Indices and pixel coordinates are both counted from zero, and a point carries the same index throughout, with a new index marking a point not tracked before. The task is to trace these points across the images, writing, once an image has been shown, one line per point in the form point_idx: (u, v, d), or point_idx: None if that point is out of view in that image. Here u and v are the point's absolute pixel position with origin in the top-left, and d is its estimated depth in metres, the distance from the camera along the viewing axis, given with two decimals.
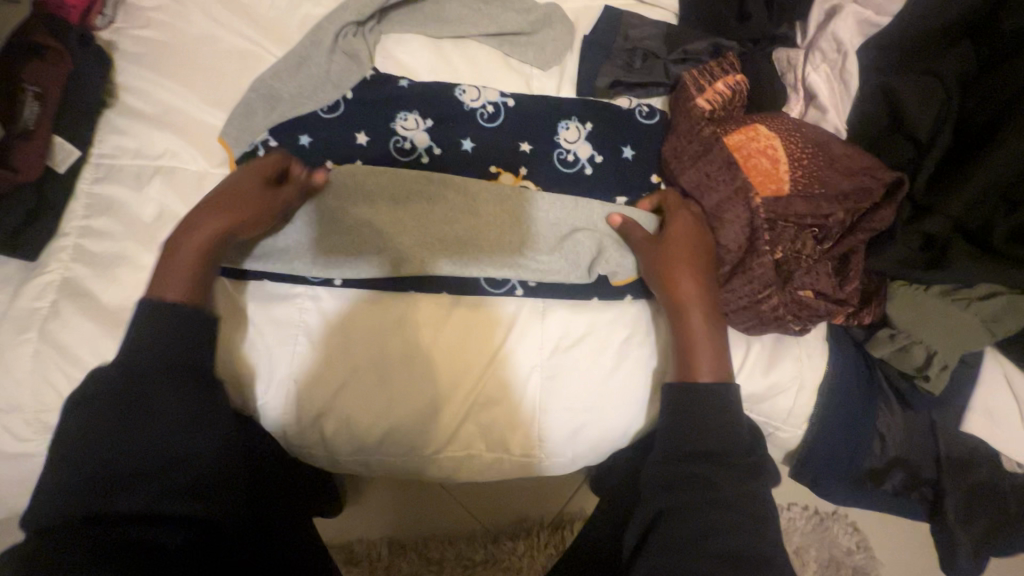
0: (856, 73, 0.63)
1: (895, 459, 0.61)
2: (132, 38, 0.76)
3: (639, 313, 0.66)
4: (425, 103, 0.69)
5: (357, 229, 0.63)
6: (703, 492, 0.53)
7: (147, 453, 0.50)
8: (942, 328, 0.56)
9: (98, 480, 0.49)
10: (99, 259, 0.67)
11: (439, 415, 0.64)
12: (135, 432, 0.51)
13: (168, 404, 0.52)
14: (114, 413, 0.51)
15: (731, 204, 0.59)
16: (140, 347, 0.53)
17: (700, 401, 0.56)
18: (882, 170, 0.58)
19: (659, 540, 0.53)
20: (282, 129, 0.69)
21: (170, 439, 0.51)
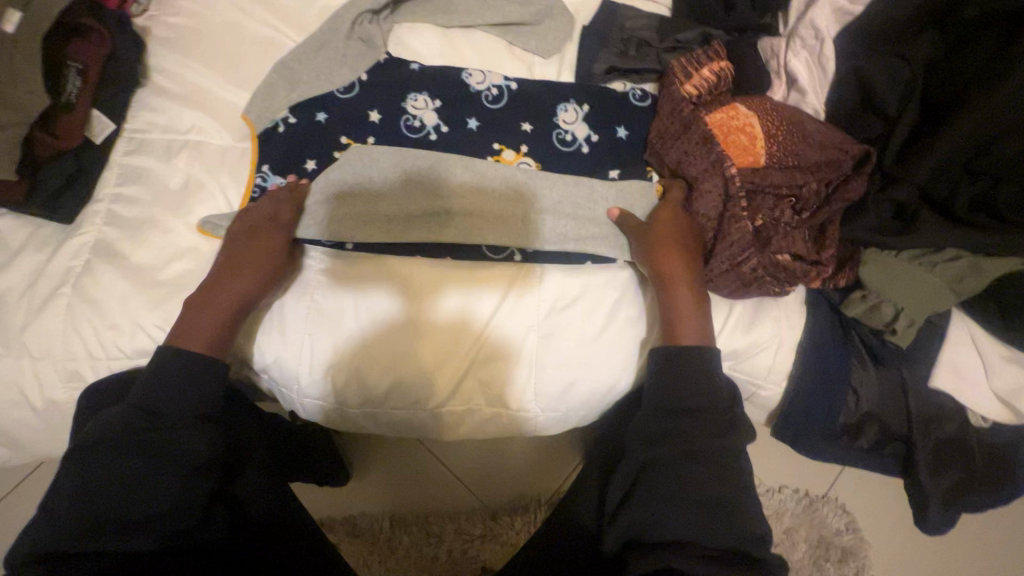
0: (832, 58, 0.68)
1: (870, 413, 0.66)
2: (165, 24, 0.82)
3: (630, 276, 0.71)
4: (435, 85, 0.74)
5: (371, 198, 0.68)
6: (685, 446, 0.57)
7: (151, 478, 0.56)
8: (911, 289, 0.60)
9: (100, 499, 0.54)
10: (130, 223, 0.72)
11: (441, 370, 0.68)
12: (121, 480, 0.55)
13: (151, 450, 0.56)
14: (129, 441, 0.57)
15: (710, 178, 0.65)
16: (157, 380, 0.59)
17: (687, 360, 0.60)
18: (852, 144, 0.63)
19: (644, 496, 0.58)
20: (302, 108, 0.75)
21: (153, 483, 0.56)
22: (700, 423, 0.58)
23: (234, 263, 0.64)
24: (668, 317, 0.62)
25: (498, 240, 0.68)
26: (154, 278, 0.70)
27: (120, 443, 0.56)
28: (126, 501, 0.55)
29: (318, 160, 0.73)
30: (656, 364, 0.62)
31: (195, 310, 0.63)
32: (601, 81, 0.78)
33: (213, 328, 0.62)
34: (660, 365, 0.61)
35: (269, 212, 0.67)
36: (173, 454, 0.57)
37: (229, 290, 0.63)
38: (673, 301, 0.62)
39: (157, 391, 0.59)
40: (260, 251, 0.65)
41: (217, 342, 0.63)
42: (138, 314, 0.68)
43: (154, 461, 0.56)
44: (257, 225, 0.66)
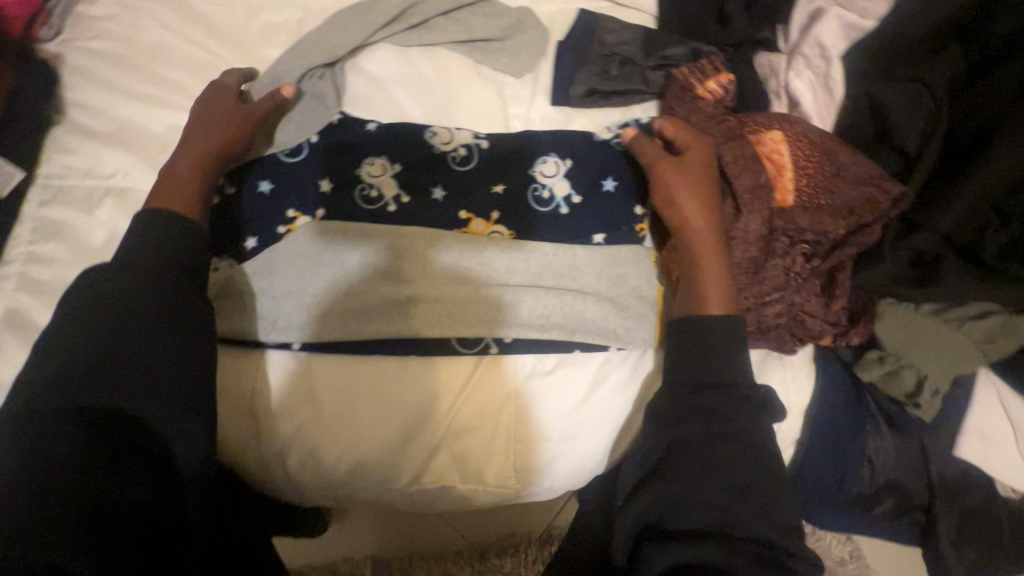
0: (840, 79, 0.60)
1: (887, 484, 0.58)
2: (81, 49, 0.72)
3: (630, 354, 0.62)
4: (394, 145, 0.64)
5: (343, 285, 0.60)
6: (739, 507, 0.49)
7: (132, 433, 0.47)
8: (935, 350, 0.53)
9: (76, 466, 0.44)
10: (47, 287, 0.63)
11: (410, 445, 0.60)
12: (125, 358, 0.48)
13: (163, 337, 0.50)
14: (80, 411, 0.46)
15: (753, 202, 0.55)
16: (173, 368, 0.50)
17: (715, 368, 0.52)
18: (889, 180, 0.54)
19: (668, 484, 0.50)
20: (236, 174, 0.64)
21: (160, 381, 0.49)
22: (723, 393, 0.52)
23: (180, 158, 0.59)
24: (688, 283, 0.55)
25: (474, 302, 0.60)
26: None
27: (89, 368, 0.47)
28: (112, 462, 0.45)
29: (261, 238, 0.62)
30: (670, 336, 0.55)
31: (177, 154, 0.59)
32: None
33: (175, 182, 0.58)
34: (671, 334, 0.55)
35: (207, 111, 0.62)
36: (149, 403, 0.48)
37: (181, 165, 0.59)
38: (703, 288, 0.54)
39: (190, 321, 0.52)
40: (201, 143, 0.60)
41: (176, 194, 0.57)
42: None
43: (130, 413, 0.47)
44: (200, 122, 0.62)
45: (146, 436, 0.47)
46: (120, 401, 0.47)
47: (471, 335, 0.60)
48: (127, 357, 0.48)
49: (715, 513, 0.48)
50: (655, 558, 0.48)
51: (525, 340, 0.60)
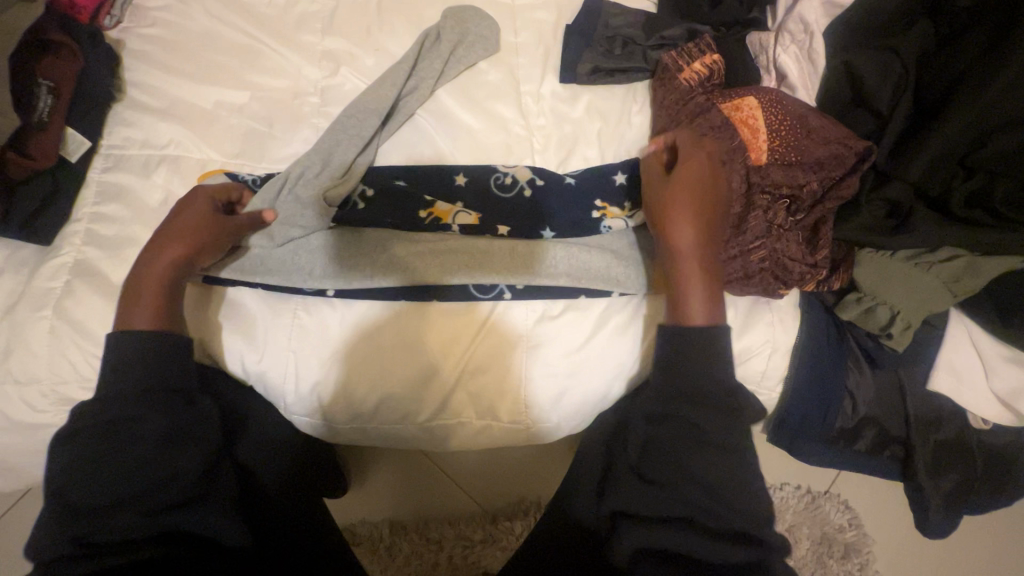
0: (822, 51, 0.66)
1: (868, 417, 0.64)
2: (139, 36, 0.81)
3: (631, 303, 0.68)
4: None
5: (377, 239, 0.68)
6: (705, 496, 0.52)
7: (136, 454, 0.53)
8: (906, 290, 0.59)
9: (81, 499, 0.52)
10: (110, 241, 0.70)
11: (432, 382, 0.67)
12: (138, 416, 0.55)
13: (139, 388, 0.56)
14: (121, 505, 0.52)
15: (730, 163, 0.61)
16: (158, 364, 0.57)
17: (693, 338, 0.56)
18: (854, 139, 0.61)
19: (649, 481, 0.55)
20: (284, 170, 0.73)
21: (171, 462, 0.54)
22: (714, 403, 0.55)
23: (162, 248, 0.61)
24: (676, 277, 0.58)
25: (491, 253, 0.67)
26: None
27: (112, 504, 0.52)
28: (85, 488, 0.52)
29: None
30: (665, 328, 0.57)
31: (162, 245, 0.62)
32: (588, 110, 0.76)
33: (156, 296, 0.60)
34: (667, 330, 0.57)
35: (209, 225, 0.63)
36: (162, 465, 0.54)
37: (165, 263, 0.61)
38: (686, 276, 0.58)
39: (149, 362, 0.57)
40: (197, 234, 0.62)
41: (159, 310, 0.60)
42: None
43: (138, 479, 0.53)
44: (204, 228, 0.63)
45: (147, 451, 0.54)
46: (143, 494, 0.53)
47: (489, 281, 0.66)
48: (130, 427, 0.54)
49: (691, 506, 0.53)
50: (637, 545, 0.54)
51: (535, 287, 0.67)
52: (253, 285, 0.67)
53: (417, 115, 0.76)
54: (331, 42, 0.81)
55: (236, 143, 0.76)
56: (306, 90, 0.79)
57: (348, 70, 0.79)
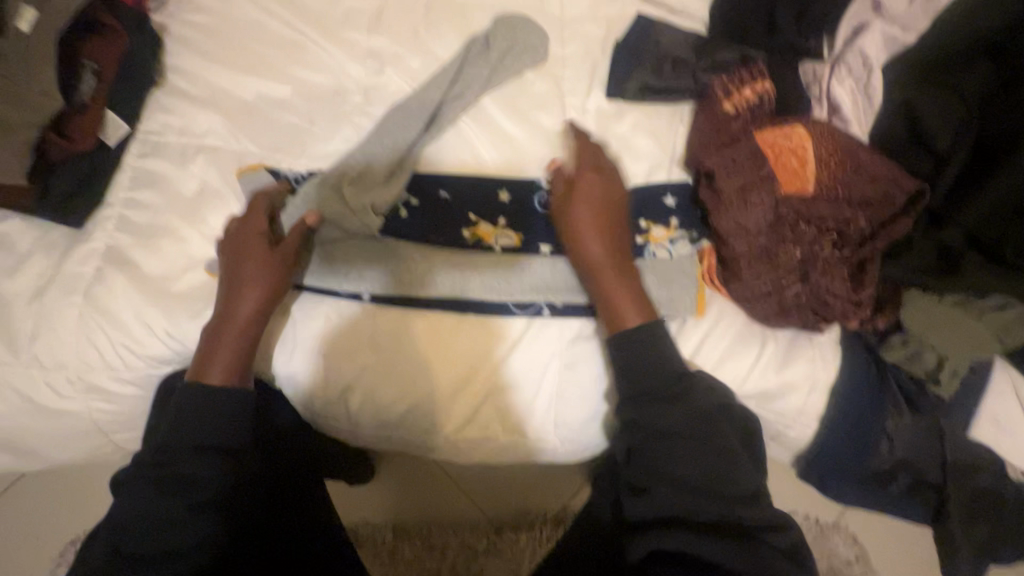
0: (880, 87, 0.66)
1: (904, 461, 0.63)
2: (183, 21, 0.80)
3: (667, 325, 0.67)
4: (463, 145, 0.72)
5: (399, 247, 0.68)
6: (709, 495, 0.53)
7: (166, 509, 0.54)
8: (954, 336, 0.58)
9: (138, 533, 0.53)
10: (143, 229, 0.69)
11: (458, 397, 0.66)
12: (177, 477, 0.55)
13: (185, 445, 0.56)
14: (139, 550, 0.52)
15: (755, 193, 0.61)
16: (204, 407, 0.58)
17: (630, 341, 0.59)
18: (906, 178, 0.60)
19: (648, 477, 0.56)
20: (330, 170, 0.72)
21: (190, 529, 0.54)
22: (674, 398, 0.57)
23: (247, 258, 0.62)
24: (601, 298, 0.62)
25: (527, 275, 0.66)
26: (167, 290, 0.67)
27: (138, 545, 0.53)
28: (142, 535, 0.53)
29: None
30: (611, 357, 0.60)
31: (245, 272, 0.62)
32: (633, 128, 0.75)
33: (230, 352, 0.61)
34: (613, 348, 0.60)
35: (272, 262, 0.62)
36: (181, 528, 0.54)
37: (246, 305, 0.61)
38: (602, 281, 0.62)
39: (211, 415, 0.58)
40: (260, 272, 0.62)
41: (236, 365, 0.61)
42: (151, 325, 0.65)
43: (157, 504, 0.54)
44: (267, 267, 0.62)
45: (174, 510, 0.54)
46: (162, 541, 0.53)
47: (528, 297, 0.66)
48: (169, 479, 0.55)
49: (690, 490, 0.54)
50: (668, 534, 0.52)
51: (573, 305, 0.66)
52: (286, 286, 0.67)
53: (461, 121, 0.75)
54: (375, 40, 0.80)
55: (276, 137, 0.75)
56: (348, 88, 0.78)
57: (393, 71, 0.78)
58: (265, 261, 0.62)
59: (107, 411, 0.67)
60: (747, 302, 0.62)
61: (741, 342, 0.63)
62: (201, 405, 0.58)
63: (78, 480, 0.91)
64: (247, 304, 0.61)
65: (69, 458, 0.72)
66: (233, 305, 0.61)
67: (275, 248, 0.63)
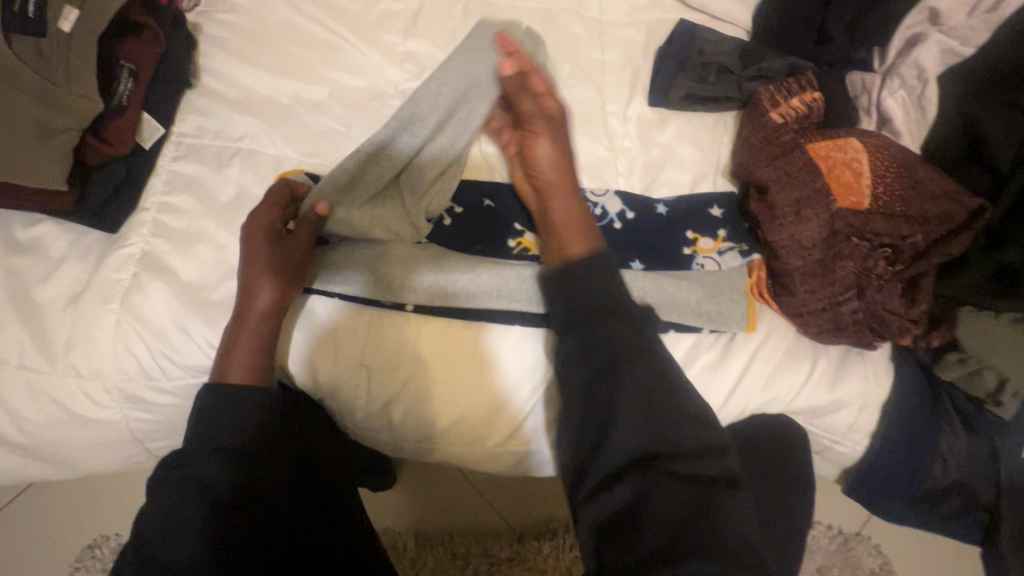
0: (934, 100, 0.65)
1: (959, 481, 0.62)
2: (216, 21, 0.78)
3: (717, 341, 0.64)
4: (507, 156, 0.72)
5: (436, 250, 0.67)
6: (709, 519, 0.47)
7: (184, 494, 0.52)
8: (1017, 357, 0.57)
9: (159, 537, 0.50)
10: (179, 235, 0.68)
11: (503, 411, 0.65)
12: (196, 462, 0.54)
13: (207, 434, 0.56)
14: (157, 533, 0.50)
15: (809, 207, 0.60)
16: (223, 398, 0.57)
17: (578, 285, 0.55)
18: (966, 195, 0.58)
19: (660, 449, 0.51)
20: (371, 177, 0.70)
21: (206, 511, 0.51)
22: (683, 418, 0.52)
23: (258, 250, 0.61)
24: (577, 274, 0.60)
25: None
26: (205, 298, 0.65)
27: (159, 531, 0.50)
28: (163, 538, 0.50)
29: None
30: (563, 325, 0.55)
31: (254, 263, 0.61)
32: (677, 137, 0.74)
33: (249, 347, 0.60)
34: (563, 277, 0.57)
35: (286, 254, 0.61)
36: (197, 512, 0.51)
37: (261, 300, 0.61)
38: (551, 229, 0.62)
39: (232, 404, 0.57)
40: (269, 264, 0.61)
41: (256, 365, 0.60)
42: (192, 334, 0.63)
43: (176, 489, 0.52)
44: (281, 259, 0.61)
45: (192, 494, 0.52)
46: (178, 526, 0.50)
47: None
48: (189, 465, 0.54)
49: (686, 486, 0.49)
50: (624, 484, 0.50)
51: None
52: (324, 294, 0.65)
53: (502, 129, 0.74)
54: (413, 44, 0.79)
55: (313, 141, 0.73)
56: (385, 91, 0.77)
57: (431, 74, 0.77)
58: (279, 253, 0.61)
59: (143, 421, 0.66)
60: (800, 319, 0.61)
61: (792, 358, 0.62)
62: (222, 394, 0.58)
63: (104, 483, 0.91)
64: (257, 297, 0.60)
65: (100, 467, 0.71)
66: (247, 301, 0.61)
67: (289, 240, 0.62)
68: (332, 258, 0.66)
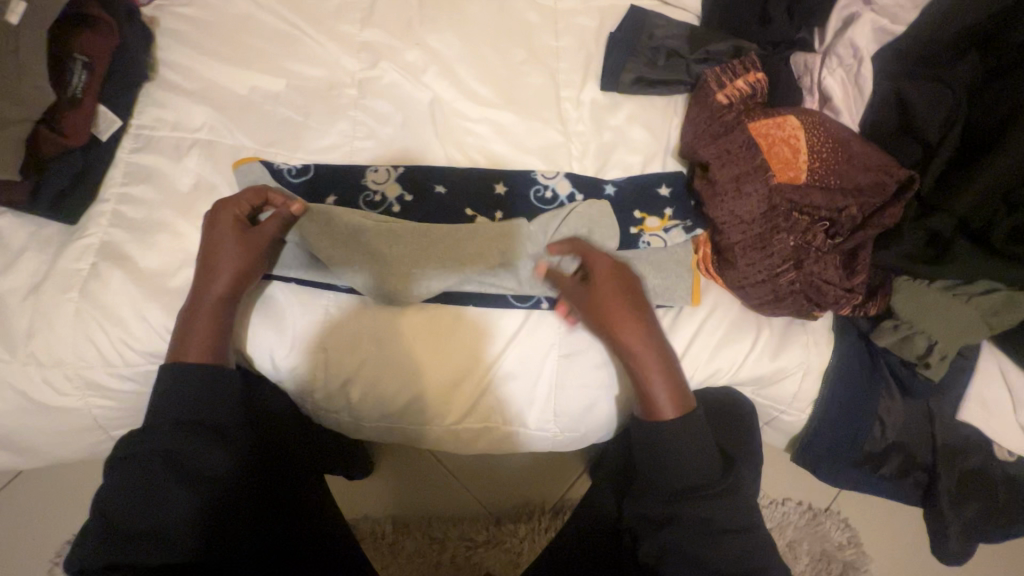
0: (870, 78, 0.67)
1: (895, 443, 0.66)
2: (174, 14, 0.79)
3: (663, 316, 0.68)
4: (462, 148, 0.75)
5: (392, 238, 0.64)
6: (694, 511, 0.57)
7: (156, 475, 0.54)
8: (946, 320, 0.60)
9: (124, 505, 0.53)
10: (138, 224, 0.69)
11: (460, 388, 0.67)
12: (166, 444, 0.55)
13: (175, 417, 0.57)
14: (131, 510, 0.53)
15: (749, 183, 0.62)
16: (186, 382, 0.58)
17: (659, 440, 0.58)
18: (896, 167, 0.61)
19: (650, 454, 0.60)
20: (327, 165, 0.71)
21: (179, 491, 0.54)
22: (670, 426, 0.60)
23: (220, 238, 0.62)
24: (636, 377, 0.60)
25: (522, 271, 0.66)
26: (164, 286, 0.66)
27: (129, 509, 0.53)
28: (128, 510, 0.52)
29: (341, 198, 0.70)
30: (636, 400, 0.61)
31: (214, 250, 0.62)
32: (628, 120, 0.76)
33: (204, 331, 0.61)
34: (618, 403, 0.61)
35: (242, 244, 0.62)
36: (170, 493, 0.54)
37: (217, 285, 0.62)
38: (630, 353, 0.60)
39: (199, 389, 0.59)
40: (229, 251, 0.62)
41: (211, 348, 0.61)
42: (151, 321, 0.65)
43: (149, 471, 0.54)
44: (239, 250, 0.62)
45: (165, 475, 0.54)
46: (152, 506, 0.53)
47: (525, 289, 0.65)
48: (159, 447, 0.55)
49: (678, 490, 0.58)
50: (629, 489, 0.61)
51: None
52: (283, 278, 0.67)
53: (457, 117, 0.76)
54: (370, 33, 0.80)
55: (270, 131, 0.74)
56: (343, 81, 0.78)
57: (387, 62, 0.78)
58: (238, 243, 0.62)
59: (106, 407, 0.67)
60: (742, 291, 0.63)
61: (736, 330, 0.64)
62: (189, 379, 0.59)
63: (78, 476, 0.91)
64: (215, 282, 0.62)
65: (67, 455, 0.72)
66: (206, 286, 0.62)
67: (246, 230, 0.63)
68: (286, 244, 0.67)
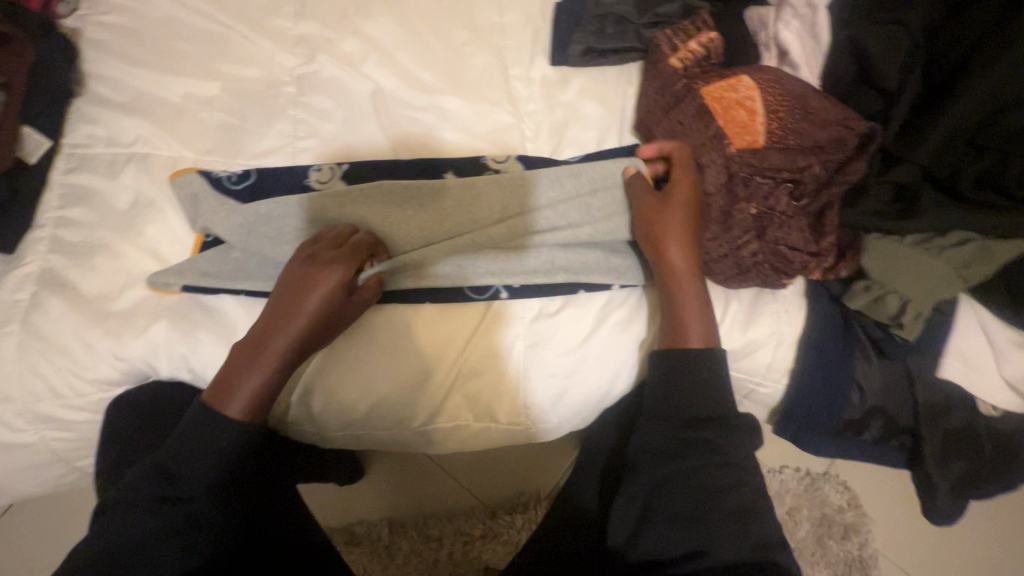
0: (827, 26, 0.63)
1: (874, 407, 0.65)
2: (98, 23, 0.75)
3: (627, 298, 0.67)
4: (408, 137, 0.71)
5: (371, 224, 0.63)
6: (703, 459, 0.53)
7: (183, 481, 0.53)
8: (917, 275, 0.57)
9: (148, 520, 0.52)
10: (76, 248, 0.66)
11: (425, 389, 0.64)
12: (196, 453, 0.54)
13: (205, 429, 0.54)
14: (163, 514, 0.52)
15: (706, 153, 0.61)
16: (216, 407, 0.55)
17: (683, 364, 0.56)
18: (857, 120, 0.58)
19: (668, 409, 0.56)
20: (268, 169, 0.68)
21: (202, 495, 0.53)
22: (688, 368, 0.56)
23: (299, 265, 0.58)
24: (669, 306, 0.59)
25: (479, 263, 0.63)
26: (108, 310, 0.64)
27: (155, 511, 0.52)
28: (150, 509, 0.52)
29: None
30: (654, 365, 0.58)
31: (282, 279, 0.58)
32: (581, 95, 0.73)
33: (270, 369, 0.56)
34: (658, 364, 0.58)
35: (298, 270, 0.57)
36: (194, 498, 0.53)
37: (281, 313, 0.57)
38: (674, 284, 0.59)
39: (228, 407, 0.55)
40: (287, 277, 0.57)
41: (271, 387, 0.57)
42: (96, 348, 0.62)
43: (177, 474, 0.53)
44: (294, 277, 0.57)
45: (192, 483, 0.53)
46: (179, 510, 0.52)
47: (484, 278, 0.63)
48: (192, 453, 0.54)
49: (688, 437, 0.54)
50: (636, 455, 0.57)
51: (532, 284, 0.64)
52: (232, 290, 0.64)
53: (402, 105, 0.73)
54: (304, 25, 0.76)
55: (208, 137, 0.71)
56: (280, 79, 0.74)
57: (324, 55, 0.74)
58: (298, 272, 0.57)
59: (63, 438, 0.66)
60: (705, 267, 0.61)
61: None
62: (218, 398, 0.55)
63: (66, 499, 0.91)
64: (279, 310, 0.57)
65: (33, 489, 0.70)
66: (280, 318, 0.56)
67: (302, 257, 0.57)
68: (232, 256, 0.64)
